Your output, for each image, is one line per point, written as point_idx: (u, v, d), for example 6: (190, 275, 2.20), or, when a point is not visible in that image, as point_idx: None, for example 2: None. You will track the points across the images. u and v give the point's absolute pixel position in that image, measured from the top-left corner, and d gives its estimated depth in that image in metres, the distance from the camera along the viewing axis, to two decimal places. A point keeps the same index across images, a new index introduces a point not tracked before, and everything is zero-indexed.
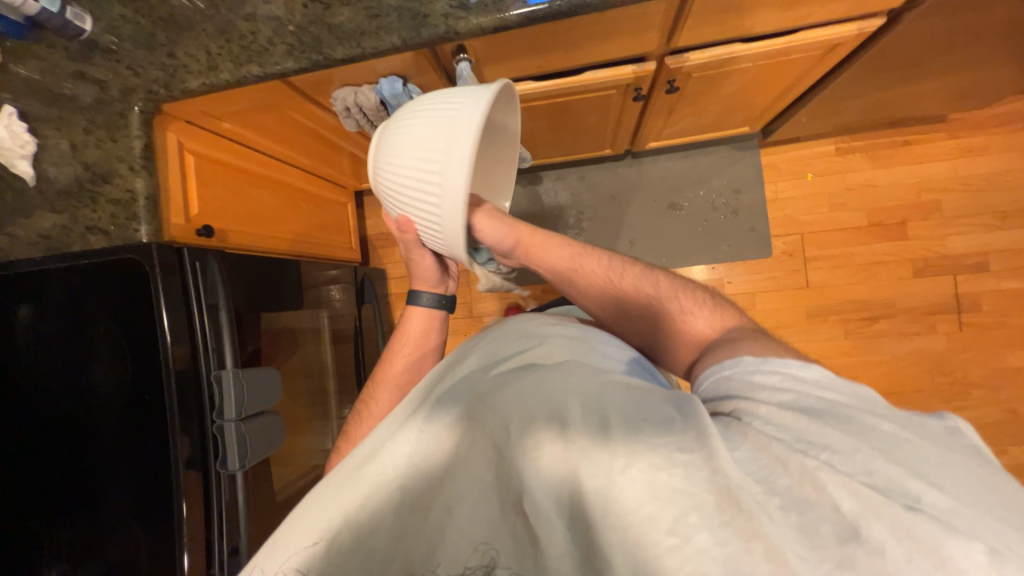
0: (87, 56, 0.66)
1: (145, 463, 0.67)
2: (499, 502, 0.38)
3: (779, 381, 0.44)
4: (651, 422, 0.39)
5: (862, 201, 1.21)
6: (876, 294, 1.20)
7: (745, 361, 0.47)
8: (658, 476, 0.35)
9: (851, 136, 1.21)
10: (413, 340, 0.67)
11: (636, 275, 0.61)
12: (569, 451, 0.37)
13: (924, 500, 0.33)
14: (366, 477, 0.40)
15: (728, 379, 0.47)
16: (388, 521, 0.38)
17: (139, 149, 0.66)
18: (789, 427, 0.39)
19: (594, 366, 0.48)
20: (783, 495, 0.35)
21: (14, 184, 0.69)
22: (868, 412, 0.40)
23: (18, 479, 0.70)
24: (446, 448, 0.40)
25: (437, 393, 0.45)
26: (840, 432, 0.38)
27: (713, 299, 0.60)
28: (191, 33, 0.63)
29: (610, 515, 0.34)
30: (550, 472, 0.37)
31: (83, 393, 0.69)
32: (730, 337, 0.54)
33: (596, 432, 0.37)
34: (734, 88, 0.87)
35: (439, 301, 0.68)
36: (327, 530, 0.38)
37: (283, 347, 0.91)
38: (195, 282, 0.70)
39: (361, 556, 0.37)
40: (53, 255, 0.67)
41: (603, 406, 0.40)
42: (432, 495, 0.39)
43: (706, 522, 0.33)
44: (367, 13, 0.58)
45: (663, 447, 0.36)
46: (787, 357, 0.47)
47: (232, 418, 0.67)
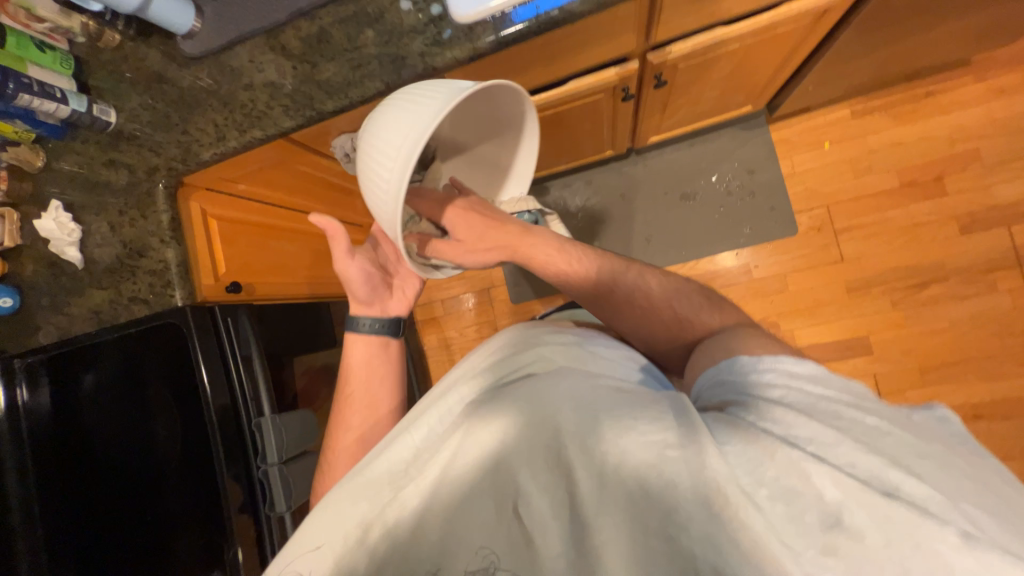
0: (115, 144, 0.73)
1: (200, 511, 0.72)
2: (496, 507, 0.39)
3: (772, 378, 0.43)
4: (641, 419, 0.39)
5: (889, 162, 1.14)
6: (922, 258, 1.11)
7: (741, 362, 0.45)
8: (647, 474, 0.36)
9: (866, 97, 1.15)
10: (362, 369, 0.66)
11: (628, 282, 0.62)
12: (560, 455, 0.38)
13: (904, 489, 0.33)
14: (373, 484, 0.43)
15: (724, 381, 0.45)
16: (391, 528, 0.41)
17: (167, 222, 0.73)
18: (779, 420, 0.38)
19: (590, 374, 0.47)
20: (772, 486, 0.34)
21: (66, 269, 0.76)
22: (856, 407, 0.39)
23: (93, 535, 0.75)
24: (441, 461, 0.42)
25: (438, 410, 0.47)
26: (825, 424, 0.37)
27: (707, 300, 0.59)
28: (199, 110, 0.68)
29: (604, 512, 0.36)
30: (543, 475, 0.38)
31: (143, 450, 0.74)
32: (722, 338, 0.51)
33: (587, 434, 0.38)
34: (726, 71, 0.85)
35: (379, 324, 0.68)
36: (337, 538, 0.41)
37: (323, 387, 0.96)
38: (229, 338, 0.74)
39: (374, 561, 0.40)
40: (108, 325, 0.74)
41: (594, 409, 0.40)
42: (429, 507, 0.40)
43: (691, 518, 0.34)
44: (351, 64, 0.61)
45: (654, 445, 0.37)
46: (781, 354, 0.45)
47: (274, 462, 0.71)
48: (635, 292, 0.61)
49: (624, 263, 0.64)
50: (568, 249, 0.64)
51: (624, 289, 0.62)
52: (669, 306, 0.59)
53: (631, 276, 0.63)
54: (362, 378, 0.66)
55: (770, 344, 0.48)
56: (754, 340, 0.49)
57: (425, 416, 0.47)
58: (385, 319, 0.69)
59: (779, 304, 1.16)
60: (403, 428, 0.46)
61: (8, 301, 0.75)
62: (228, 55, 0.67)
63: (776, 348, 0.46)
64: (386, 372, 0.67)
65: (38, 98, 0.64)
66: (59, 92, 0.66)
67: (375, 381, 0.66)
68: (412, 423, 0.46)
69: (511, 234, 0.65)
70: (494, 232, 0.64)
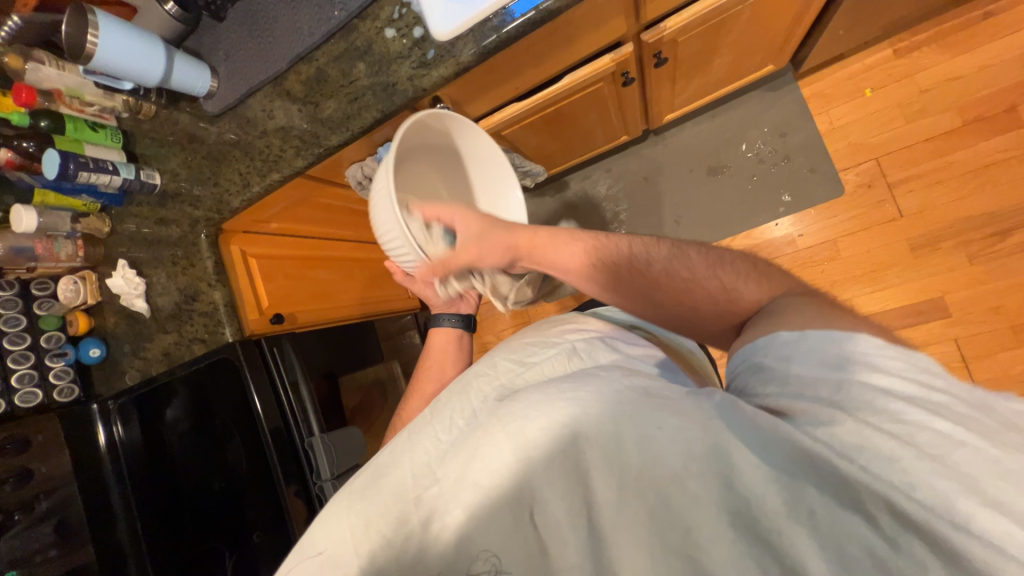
0: (162, 203, 0.81)
1: (273, 522, 0.78)
2: (514, 521, 0.37)
3: (821, 365, 0.36)
4: (665, 428, 0.36)
5: (947, 98, 1.01)
6: (1000, 202, 0.98)
7: (780, 340, 0.39)
8: (669, 487, 0.34)
9: (910, 32, 1.03)
10: (437, 356, 0.75)
11: (665, 256, 0.54)
12: (578, 465, 0.38)
13: (975, 522, 0.27)
14: (388, 486, 0.42)
15: (764, 369, 0.39)
16: (404, 520, 0.40)
17: (212, 267, 0.80)
18: (820, 421, 0.33)
19: (609, 372, 0.45)
20: (815, 503, 0.31)
21: (138, 318, 0.86)
22: (918, 405, 0.32)
23: (185, 551, 0.83)
24: (459, 463, 0.41)
25: (461, 406, 0.48)
26: (879, 431, 0.31)
27: (756, 268, 0.51)
28: (226, 163, 0.75)
29: (622, 528, 0.35)
30: (562, 488, 0.37)
31: (220, 470, 0.82)
32: (770, 313, 0.44)
33: (609, 444, 0.37)
34: (734, 34, 0.79)
35: (459, 320, 0.77)
36: (337, 546, 0.40)
37: (375, 401, 1.04)
38: (276, 366, 0.81)
39: (385, 555, 0.39)
40: (178, 363, 0.83)
41: (616, 421, 0.38)
42: (443, 520, 0.39)
43: (711, 532, 0.32)
44: (348, 98, 0.64)
45: (676, 456, 0.35)
46: (832, 329, 0.38)
47: (328, 477, 0.77)
48: (673, 266, 0.53)
49: (654, 239, 0.57)
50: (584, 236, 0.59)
51: (660, 265, 0.54)
52: (711, 279, 0.50)
53: (666, 250, 0.55)
54: (437, 360, 0.75)
55: (813, 315, 0.40)
56: (801, 310, 0.42)
57: (449, 413, 0.48)
58: (461, 314, 0.77)
59: (831, 272, 1.06)
60: (431, 431, 0.46)
61: (97, 351, 0.87)
62: (243, 107, 0.72)
63: (826, 319, 0.40)
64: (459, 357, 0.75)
65: (94, 173, 0.73)
66: (111, 165, 0.75)
67: (448, 364, 0.74)
68: (435, 419, 0.47)
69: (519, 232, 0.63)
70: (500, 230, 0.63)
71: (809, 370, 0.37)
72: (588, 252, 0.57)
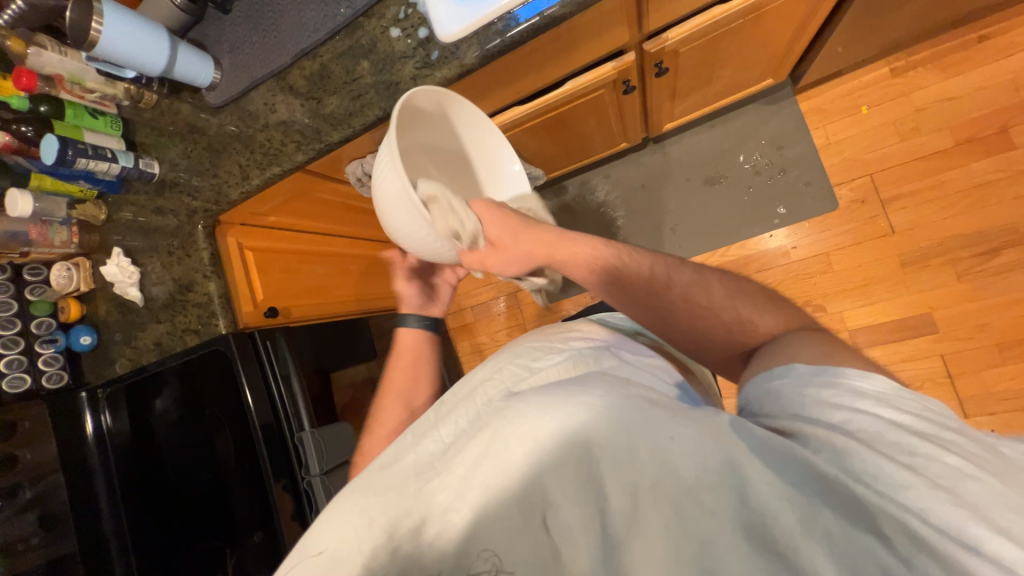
0: (160, 192, 0.81)
1: (260, 517, 0.77)
2: (525, 526, 0.37)
3: (837, 394, 0.37)
4: (678, 439, 0.37)
5: (941, 118, 1.03)
6: (989, 221, 1.00)
7: (798, 371, 0.40)
8: (683, 499, 0.35)
9: (907, 51, 1.05)
10: (408, 354, 0.74)
11: (686, 281, 0.55)
12: (591, 473, 0.37)
13: (986, 546, 0.28)
14: (394, 472, 0.44)
15: (779, 393, 0.40)
16: (410, 522, 0.40)
17: (208, 258, 0.80)
18: (836, 446, 0.34)
19: (617, 378, 0.45)
20: (828, 523, 0.31)
21: (131, 307, 0.86)
22: (931, 440, 0.33)
23: (169, 545, 0.82)
24: (465, 463, 0.41)
25: (465, 410, 0.48)
26: (891, 460, 0.32)
27: (776, 304, 0.52)
28: (226, 154, 0.75)
29: (638, 537, 0.35)
30: (575, 494, 0.37)
31: (206, 464, 0.82)
32: (774, 346, 0.45)
33: (622, 453, 0.37)
34: (735, 47, 0.81)
35: (424, 321, 0.77)
36: (339, 545, 0.41)
37: (366, 397, 1.04)
38: (269, 360, 0.81)
39: (385, 556, 0.39)
40: (170, 354, 0.83)
41: (629, 431, 0.38)
42: (451, 523, 0.39)
43: (726, 544, 0.32)
44: (351, 95, 0.65)
45: (691, 469, 0.35)
46: (844, 365, 0.39)
47: (317, 472, 0.77)
48: (693, 292, 0.54)
49: (680, 263, 0.58)
50: (604, 252, 0.60)
51: (678, 290, 0.54)
52: (727, 309, 0.51)
53: (689, 276, 0.56)
54: (409, 358, 0.74)
55: (823, 349, 0.42)
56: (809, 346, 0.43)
57: (452, 414, 0.48)
58: (427, 316, 0.77)
59: (823, 285, 1.07)
60: (437, 434, 0.46)
61: (88, 338, 0.86)
62: (245, 100, 0.72)
63: (836, 355, 0.41)
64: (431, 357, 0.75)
65: (93, 160, 0.73)
66: (109, 153, 0.75)
67: (420, 363, 0.73)
68: (442, 422, 0.47)
69: (548, 239, 0.63)
70: (529, 233, 0.63)
71: (821, 396, 0.38)
72: (601, 267, 0.59)
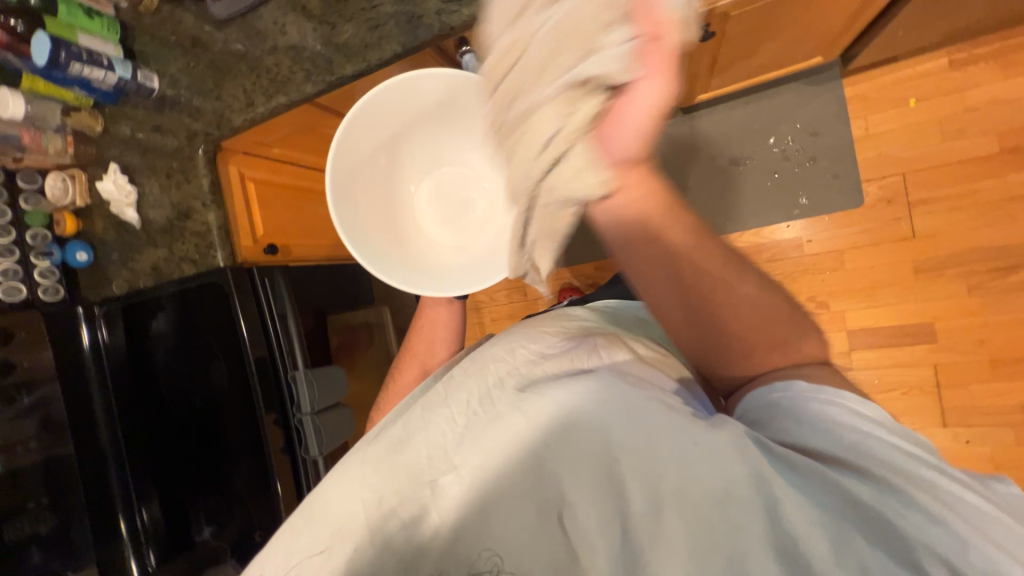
0: (159, 110, 0.77)
1: (251, 447, 0.80)
2: (548, 522, 0.41)
3: (838, 413, 0.39)
4: (703, 447, 0.38)
5: (991, 122, 0.97)
6: (1013, 238, 0.97)
7: (798, 387, 0.42)
8: (710, 510, 0.37)
9: (973, 42, 0.97)
10: (429, 318, 0.74)
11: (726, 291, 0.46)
12: (615, 475, 0.41)
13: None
14: (405, 456, 0.47)
15: (781, 404, 0.42)
16: (426, 509, 0.44)
17: (208, 186, 0.77)
18: (859, 476, 0.36)
19: (635, 377, 0.45)
20: (863, 555, 0.33)
21: (128, 228, 0.84)
22: (933, 468, 0.36)
23: (163, 461, 0.86)
24: (483, 454, 0.44)
25: (475, 388, 0.49)
26: (913, 494, 0.35)
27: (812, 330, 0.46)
28: (230, 75, 0.70)
29: (659, 545, 0.38)
30: (595, 497, 0.41)
31: (199, 390, 0.83)
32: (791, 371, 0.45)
33: (644, 459, 0.40)
34: (791, 17, 0.74)
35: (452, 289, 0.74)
36: (348, 513, 0.45)
37: (360, 341, 1.05)
38: (266, 296, 0.80)
39: (396, 528, 0.44)
40: (167, 280, 0.82)
41: (654, 441, 0.40)
42: (478, 506, 0.43)
43: (756, 559, 0.36)
44: (369, 25, 0.59)
45: (717, 482, 0.38)
46: (844, 388, 0.41)
47: (308, 411, 0.77)
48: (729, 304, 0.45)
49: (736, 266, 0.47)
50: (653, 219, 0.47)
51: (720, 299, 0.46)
52: (773, 325, 0.46)
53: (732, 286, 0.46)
54: (428, 323, 0.75)
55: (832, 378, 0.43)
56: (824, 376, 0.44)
57: (463, 391, 0.50)
58: None
59: (831, 284, 1.06)
60: (453, 417, 0.48)
61: (84, 255, 0.85)
62: (254, 16, 0.67)
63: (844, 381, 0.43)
64: (454, 324, 0.74)
65: (88, 66, 0.68)
66: (106, 60, 0.70)
67: (440, 327, 0.74)
68: (452, 400, 0.50)
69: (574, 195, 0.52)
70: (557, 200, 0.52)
71: (830, 416, 0.39)
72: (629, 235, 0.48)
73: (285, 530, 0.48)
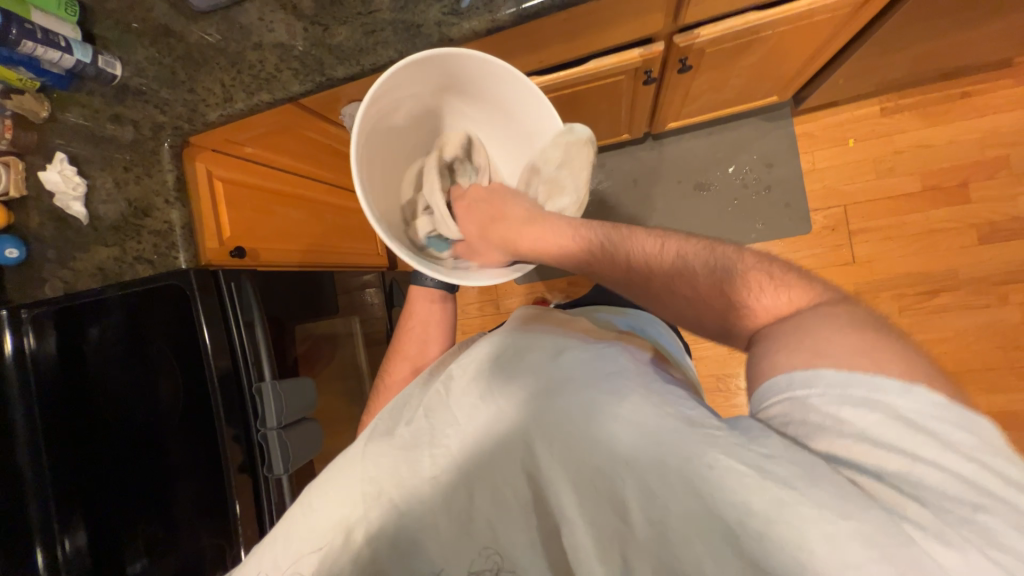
0: (120, 99, 0.71)
1: (203, 465, 0.74)
2: (545, 526, 0.43)
3: (867, 417, 0.36)
4: (716, 468, 0.36)
5: (915, 163, 1.10)
6: (935, 266, 1.09)
7: (824, 377, 0.38)
8: (716, 537, 0.36)
9: (899, 94, 1.10)
10: (419, 318, 0.74)
11: (666, 264, 0.54)
12: (617, 492, 0.40)
13: None
14: (405, 448, 0.47)
15: (801, 404, 0.39)
16: (424, 510, 0.44)
17: (172, 181, 0.72)
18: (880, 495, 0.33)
19: (647, 389, 0.45)
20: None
21: (70, 224, 0.76)
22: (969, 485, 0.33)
23: (97, 484, 0.77)
24: (484, 457, 0.45)
25: (479, 387, 0.50)
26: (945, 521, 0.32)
27: (785, 276, 0.48)
28: (207, 68, 0.66)
29: (654, 560, 0.39)
30: (593, 510, 0.41)
31: (147, 405, 0.76)
32: (792, 332, 0.42)
33: (652, 476, 0.39)
34: (756, 58, 0.81)
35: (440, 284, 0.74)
36: (341, 506, 0.44)
37: (325, 351, 0.98)
38: (232, 302, 0.75)
39: (388, 529, 0.44)
40: (112, 283, 0.74)
41: (661, 455, 0.39)
42: (479, 513, 0.44)
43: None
44: (364, 29, 0.59)
45: (728, 509, 0.35)
46: (881, 375, 0.37)
47: (273, 426, 0.72)
48: (678, 282, 0.52)
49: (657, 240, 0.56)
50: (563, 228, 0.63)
51: (663, 276, 0.53)
52: (736, 277, 0.49)
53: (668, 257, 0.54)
54: (418, 323, 0.74)
55: (860, 352, 0.39)
56: (832, 333, 0.40)
57: (466, 393, 0.50)
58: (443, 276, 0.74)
59: None
60: (456, 418, 0.48)
61: (14, 252, 0.75)
62: (237, 11, 0.64)
63: (876, 356, 0.38)
64: (443, 323, 0.74)
65: (41, 46, 0.62)
66: (63, 41, 0.64)
67: (431, 328, 0.73)
68: (456, 400, 0.50)
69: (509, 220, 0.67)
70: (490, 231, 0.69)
71: (863, 419, 0.36)
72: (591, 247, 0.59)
73: (279, 526, 0.46)
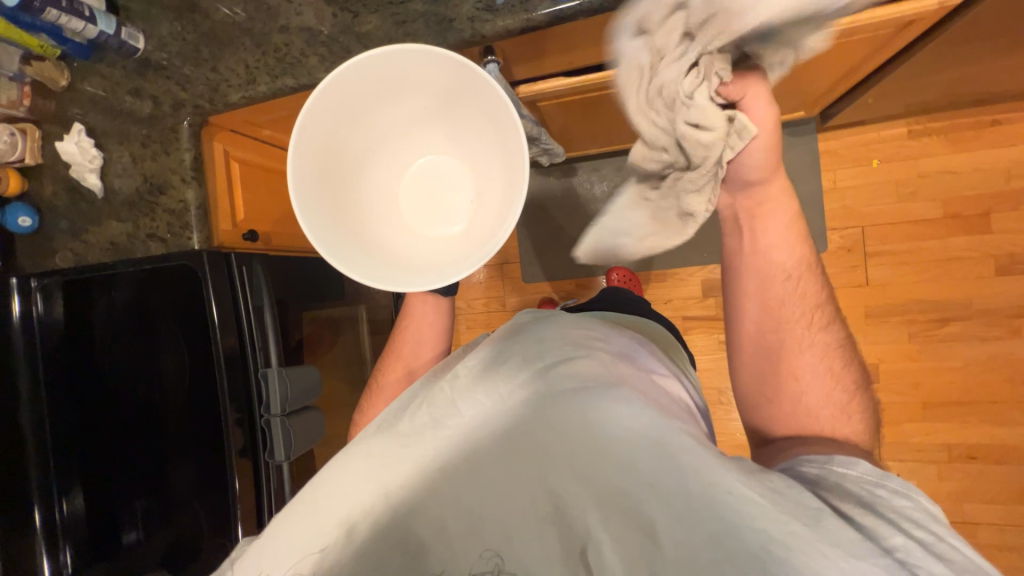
0: (141, 72, 0.70)
1: (205, 445, 0.74)
2: (565, 542, 0.43)
3: (893, 500, 0.42)
4: (734, 492, 0.40)
5: (938, 189, 1.08)
6: (949, 294, 1.08)
7: (863, 467, 0.45)
8: (744, 561, 0.38)
9: (927, 117, 1.08)
10: (416, 321, 0.72)
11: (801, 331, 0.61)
12: (641, 510, 0.42)
13: None
14: (414, 448, 0.47)
15: (834, 474, 0.45)
16: (435, 516, 0.44)
17: (190, 161, 0.70)
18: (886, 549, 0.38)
19: (654, 405, 0.47)
20: None
21: (83, 195, 0.75)
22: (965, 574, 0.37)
23: (98, 456, 0.77)
24: (497, 466, 0.45)
25: (489, 390, 0.50)
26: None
27: None
28: (231, 48, 0.65)
29: None
30: (617, 527, 0.42)
31: (151, 381, 0.76)
32: (816, 419, 0.57)
33: (677, 498, 0.41)
34: (790, 72, 0.79)
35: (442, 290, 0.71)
36: (353, 499, 0.46)
37: (326, 338, 0.97)
38: (242, 284, 0.75)
39: (394, 531, 0.44)
40: (124, 258, 0.74)
41: (682, 474, 0.41)
42: (494, 525, 0.44)
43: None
44: (395, 19, 0.58)
45: (751, 531, 0.39)
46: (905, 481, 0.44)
47: (277, 413, 0.72)
48: (796, 343, 0.61)
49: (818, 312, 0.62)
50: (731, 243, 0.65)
51: (794, 335, 0.61)
52: None
53: (808, 330, 0.61)
54: (415, 323, 0.72)
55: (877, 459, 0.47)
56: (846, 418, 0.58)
57: (474, 395, 0.50)
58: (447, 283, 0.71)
59: None
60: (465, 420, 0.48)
61: (27, 219, 0.73)
62: None
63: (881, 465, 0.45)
64: (439, 325, 0.72)
65: (65, 14, 0.62)
66: (87, 11, 0.63)
67: (427, 332, 0.72)
68: (462, 400, 0.50)
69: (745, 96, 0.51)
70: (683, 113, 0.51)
71: (885, 497, 0.42)
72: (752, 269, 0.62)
73: (285, 512, 0.47)
